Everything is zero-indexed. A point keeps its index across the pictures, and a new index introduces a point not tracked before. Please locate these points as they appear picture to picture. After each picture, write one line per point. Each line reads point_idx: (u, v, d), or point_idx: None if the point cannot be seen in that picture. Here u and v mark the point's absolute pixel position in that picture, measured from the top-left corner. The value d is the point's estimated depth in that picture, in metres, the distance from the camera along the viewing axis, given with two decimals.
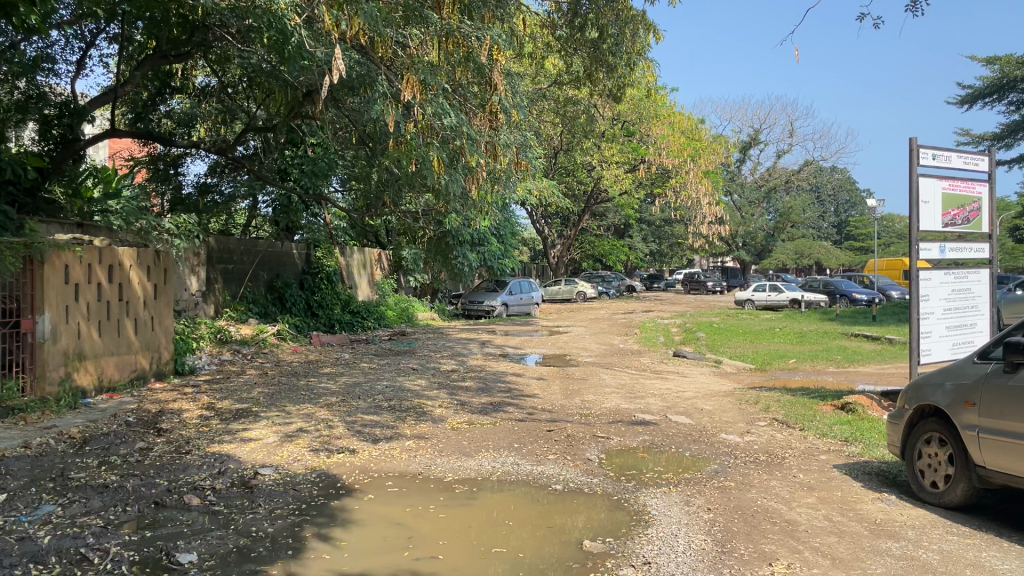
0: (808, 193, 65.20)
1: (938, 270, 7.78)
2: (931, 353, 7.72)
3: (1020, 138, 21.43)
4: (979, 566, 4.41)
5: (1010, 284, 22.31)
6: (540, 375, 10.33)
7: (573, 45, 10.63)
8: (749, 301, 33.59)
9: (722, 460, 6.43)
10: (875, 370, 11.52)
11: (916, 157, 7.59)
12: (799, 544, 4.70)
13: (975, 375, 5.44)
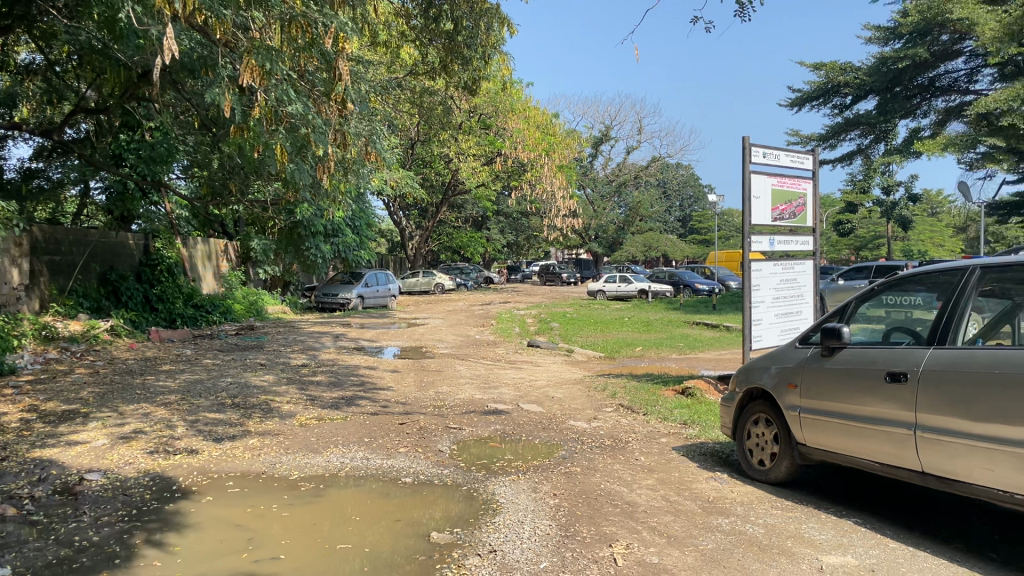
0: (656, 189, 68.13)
1: (768, 261, 8.29)
2: (762, 339, 8.23)
3: (842, 139, 23.16)
4: (799, 538, 4.74)
5: (833, 275, 24.16)
6: (393, 367, 10.25)
7: (428, 35, 10.60)
8: (601, 292, 34.66)
9: (570, 446, 6.60)
10: (713, 356, 12.17)
11: (748, 154, 8.04)
12: (637, 524, 4.90)
13: (796, 358, 5.86)
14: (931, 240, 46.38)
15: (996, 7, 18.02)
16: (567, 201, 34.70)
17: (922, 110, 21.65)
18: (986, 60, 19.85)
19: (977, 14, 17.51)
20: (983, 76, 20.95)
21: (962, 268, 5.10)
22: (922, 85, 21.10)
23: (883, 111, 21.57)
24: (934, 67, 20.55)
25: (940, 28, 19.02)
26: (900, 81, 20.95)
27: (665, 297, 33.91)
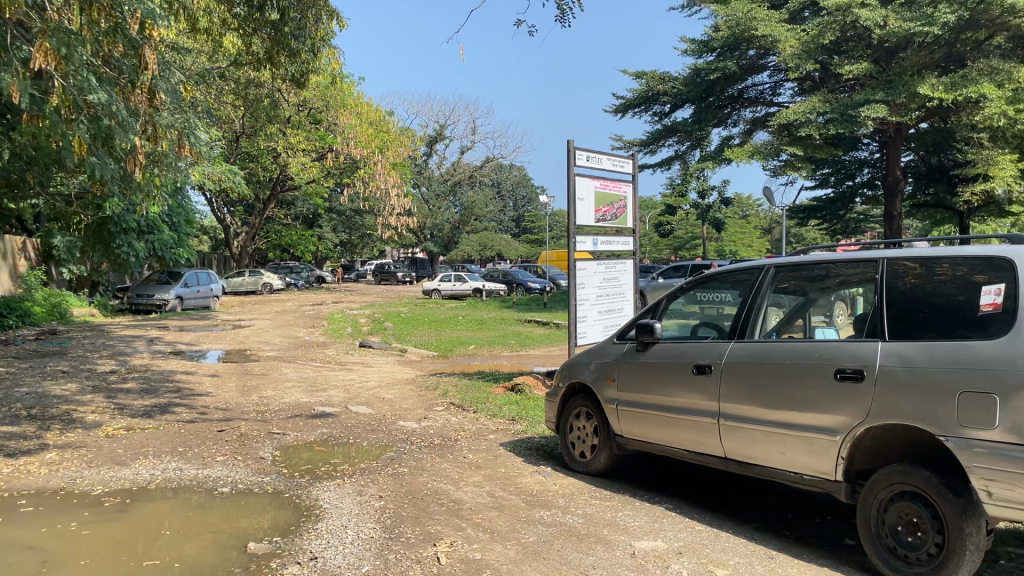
0: (490, 190, 69.11)
1: (592, 260, 8.62)
2: (586, 335, 8.53)
3: (661, 145, 24.20)
4: (615, 525, 4.95)
5: (654, 273, 25.42)
6: (214, 372, 9.77)
7: (252, 24, 10.17)
8: (435, 291, 34.69)
9: (399, 446, 6.55)
10: (543, 353, 12.50)
11: (573, 157, 8.30)
12: (461, 522, 4.94)
13: (614, 353, 6.13)
14: (742, 242, 49.99)
15: (794, 26, 19.65)
16: (400, 199, 34.52)
17: (733, 120, 23.20)
18: (787, 75, 21.59)
19: (779, 32, 18.97)
20: (784, 91, 22.78)
21: (759, 267, 5.57)
22: (732, 97, 22.71)
23: (697, 120, 22.98)
24: (742, 80, 22.09)
25: (747, 43, 20.49)
26: (712, 92, 22.43)
27: (499, 295, 34.47)
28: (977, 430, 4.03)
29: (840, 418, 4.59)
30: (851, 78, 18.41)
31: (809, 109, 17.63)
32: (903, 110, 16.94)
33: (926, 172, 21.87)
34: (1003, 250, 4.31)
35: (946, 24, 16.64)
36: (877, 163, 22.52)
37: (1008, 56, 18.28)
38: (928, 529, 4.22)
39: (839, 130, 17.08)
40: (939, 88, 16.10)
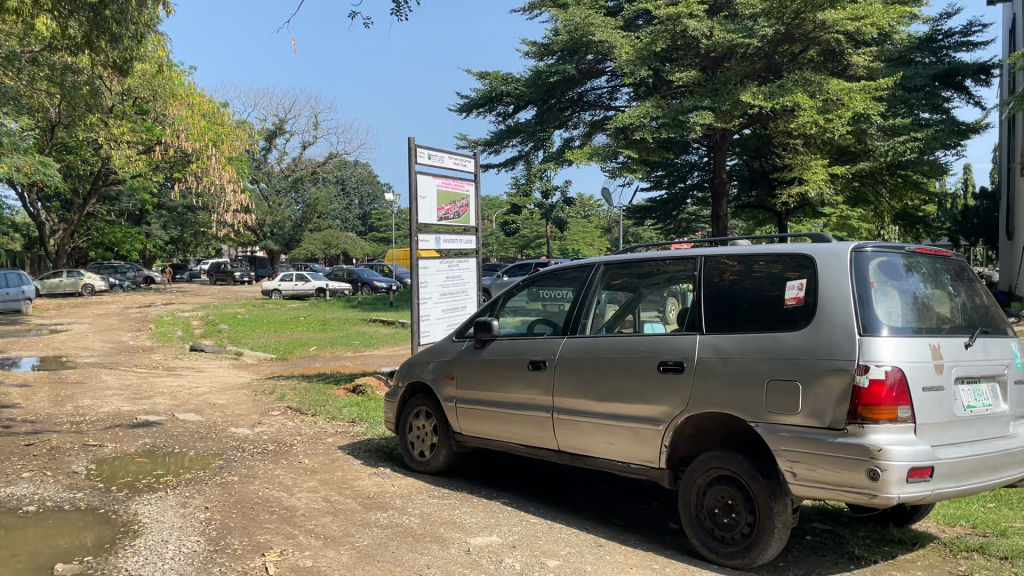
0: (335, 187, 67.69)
1: (435, 259, 8.61)
2: (430, 334, 8.50)
3: (505, 145, 24.47)
4: (451, 523, 4.95)
5: (499, 272, 25.77)
6: (22, 382, 8.98)
7: (66, 6, 9.43)
8: (277, 291, 33.59)
9: (229, 454, 6.27)
10: (386, 353, 12.37)
11: (414, 155, 8.24)
12: (293, 529, 4.78)
13: (453, 352, 6.18)
14: (585, 241, 51.71)
15: (627, 33, 20.43)
16: (237, 196, 33.17)
17: (573, 122, 23.86)
18: (623, 81, 22.46)
19: (613, 38, 19.67)
20: (621, 95, 23.67)
21: (589, 265, 5.73)
22: (572, 99, 23.37)
23: (539, 121, 23.44)
24: (581, 84, 22.79)
25: (586, 48, 21.13)
26: (553, 94, 22.96)
27: (344, 294, 33.86)
28: (783, 415, 4.38)
29: (664, 408, 4.86)
30: (681, 85, 19.33)
31: (642, 113, 18.37)
32: (727, 117, 18.04)
33: (749, 176, 23.36)
34: (805, 248, 4.66)
35: (764, 37, 17.94)
36: (706, 166, 23.93)
37: (819, 69, 19.82)
38: (741, 511, 4.51)
39: (670, 134, 17.97)
40: (759, 97, 17.29)
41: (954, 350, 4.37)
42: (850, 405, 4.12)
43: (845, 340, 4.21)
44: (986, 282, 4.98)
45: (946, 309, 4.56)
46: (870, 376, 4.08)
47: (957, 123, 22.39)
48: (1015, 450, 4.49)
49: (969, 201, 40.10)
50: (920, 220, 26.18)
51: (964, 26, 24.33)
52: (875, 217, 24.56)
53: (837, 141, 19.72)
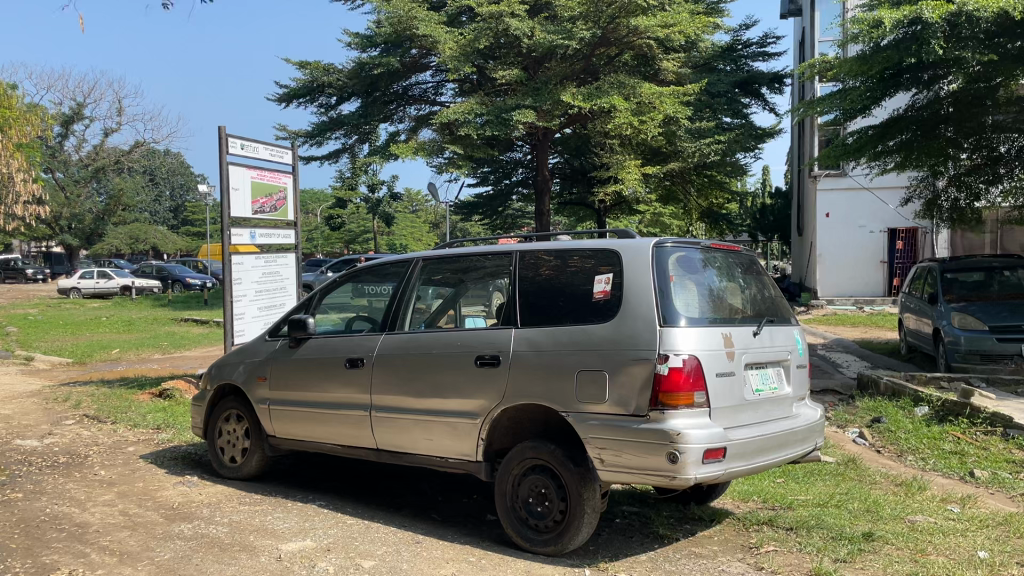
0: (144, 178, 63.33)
1: (250, 254, 8.27)
2: (245, 333, 8.15)
3: (327, 137, 23.82)
4: (262, 530, 4.75)
5: (323, 267, 25.15)
6: None
7: None
8: (75, 290, 30.99)
9: (13, 469, 5.71)
10: (198, 354, 11.74)
11: (225, 145, 7.86)
12: (85, 547, 4.41)
13: (265, 351, 5.96)
14: (412, 236, 51.66)
15: (450, 29, 20.44)
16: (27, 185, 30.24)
17: (398, 116, 23.60)
18: (447, 76, 22.52)
19: (437, 34, 19.62)
20: (445, 91, 23.73)
21: (408, 260, 5.68)
22: (397, 93, 23.11)
23: (363, 113, 23.01)
24: (405, 77, 22.60)
25: (409, 42, 21.00)
26: (377, 87, 22.60)
27: (153, 292, 31.83)
28: (591, 405, 4.54)
29: (480, 401, 4.91)
30: (504, 83, 19.61)
31: (467, 110, 18.45)
32: (548, 116, 18.57)
33: (570, 173, 24.07)
34: (611, 243, 4.85)
35: (582, 40, 18.61)
36: (530, 164, 24.52)
37: (633, 72, 20.77)
38: (554, 499, 4.64)
39: (494, 131, 18.23)
40: (578, 98, 17.92)
41: (744, 338, 4.70)
42: (652, 393, 4.33)
43: (648, 330, 4.42)
44: (773, 274, 5.41)
45: (737, 301, 4.90)
46: (669, 364, 4.31)
47: (756, 127, 24.20)
48: (798, 429, 4.90)
49: (767, 198, 43.56)
50: (724, 217, 28.16)
51: (761, 38, 26.33)
52: (685, 214, 26.15)
53: (649, 142, 20.79)
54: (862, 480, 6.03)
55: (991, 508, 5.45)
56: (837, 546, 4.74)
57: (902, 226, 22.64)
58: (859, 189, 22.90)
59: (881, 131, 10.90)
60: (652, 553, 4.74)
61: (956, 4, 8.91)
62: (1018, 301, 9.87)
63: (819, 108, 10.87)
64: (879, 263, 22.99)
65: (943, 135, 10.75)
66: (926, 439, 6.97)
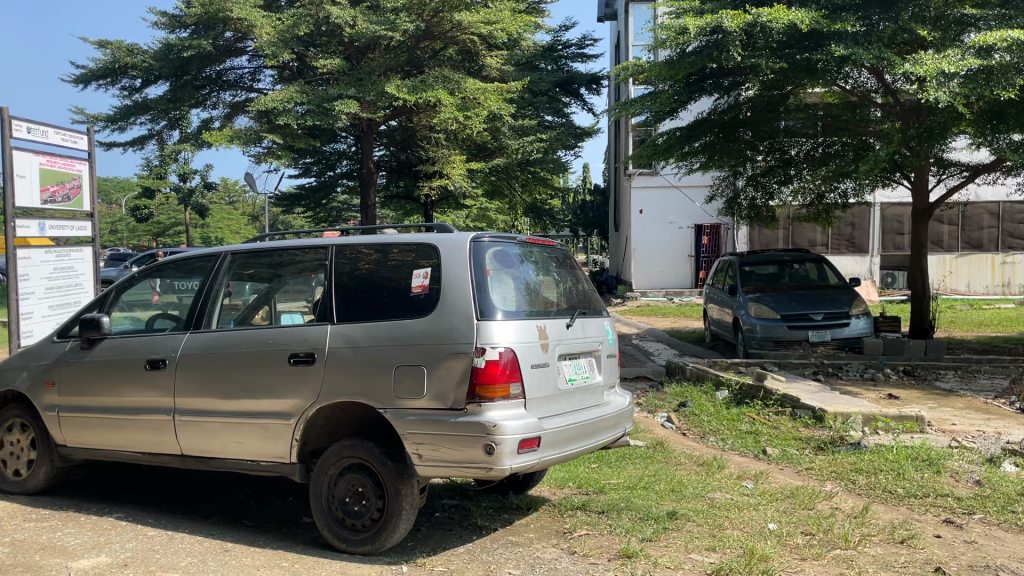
0: None
1: (39, 248, 7.59)
2: (33, 334, 7.48)
3: (132, 122, 22.18)
4: (50, 548, 4.36)
5: (128, 262, 23.45)
6: None
7: None
8: None
9: None
10: None
11: (8, 128, 7.14)
12: None
13: (54, 354, 5.52)
14: (229, 228, 49.32)
15: (269, 14, 19.62)
16: None
17: (211, 102, 22.37)
18: (265, 62, 21.66)
19: (253, 18, 18.76)
20: (263, 78, 22.80)
21: (216, 254, 5.43)
22: (210, 78, 21.91)
23: (173, 97, 21.60)
24: (219, 61, 21.47)
25: (223, 24, 20.04)
26: (187, 70, 21.30)
27: None
28: (407, 400, 4.50)
29: (293, 401, 4.75)
30: (326, 72, 19.13)
31: (286, 98, 17.81)
32: (372, 107, 18.28)
33: (396, 167, 23.87)
34: (428, 237, 4.84)
35: (405, 32, 18.44)
36: (354, 156, 24.09)
37: (457, 67, 20.89)
38: (371, 497, 4.58)
39: (315, 121, 17.70)
40: (403, 90, 17.75)
41: (558, 330, 4.84)
42: (468, 386, 4.36)
43: (464, 324, 4.45)
44: (586, 269, 5.60)
45: (551, 294, 5.04)
46: (486, 357, 4.36)
47: (576, 126, 25.07)
48: (607, 416, 5.11)
49: (586, 195, 45.30)
50: (547, 212, 29.01)
51: (580, 40, 27.28)
52: (510, 209, 26.63)
53: (474, 138, 21.04)
54: (668, 462, 6.40)
55: (780, 482, 5.95)
56: (644, 526, 5.00)
57: (707, 222, 24.23)
58: (668, 187, 24.31)
59: (688, 133, 11.58)
60: (469, 544, 4.79)
61: (751, 15, 9.42)
62: (804, 292, 10.84)
63: (633, 109, 11.34)
64: (687, 257, 24.50)
65: (742, 138, 11.60)
66: (725, 421, 7.51)
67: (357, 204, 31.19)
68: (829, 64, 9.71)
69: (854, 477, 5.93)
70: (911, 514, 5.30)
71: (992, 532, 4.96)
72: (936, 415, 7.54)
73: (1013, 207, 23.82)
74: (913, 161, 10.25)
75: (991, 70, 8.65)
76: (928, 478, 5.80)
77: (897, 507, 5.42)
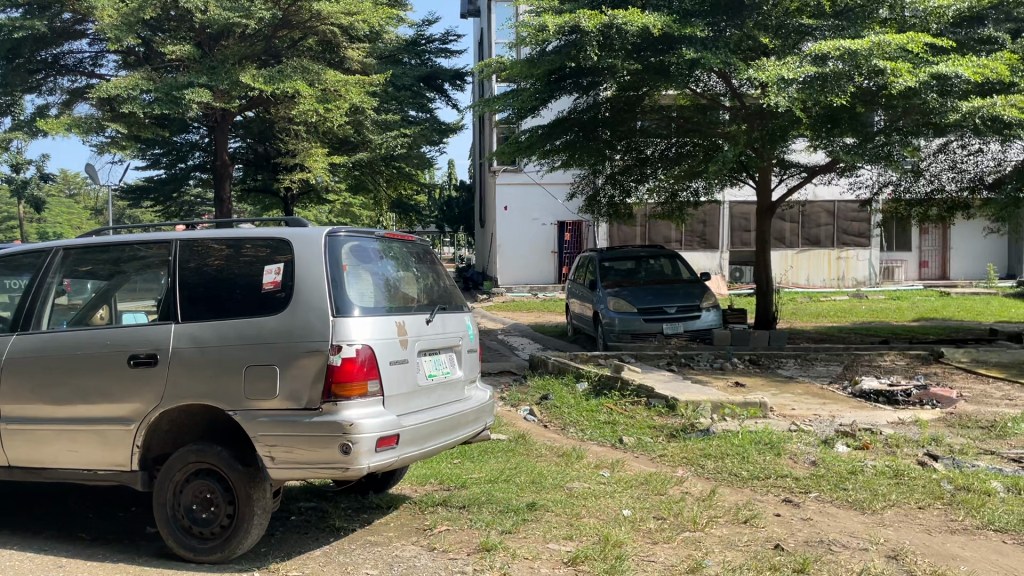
0: None
1: None
2: None
3: None
4: None
5: None
6: None
7: None
8: None
9: None
10: None
11: None
12: None
13: None
14: (69, 223, 46.00)
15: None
16: None
17: (47, 88, 20.74)
18: (108, 46, 20.38)
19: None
20: (106, 63, 21.44)
21: (47, 249, 5.14)
22: (45, 61, 20.36)
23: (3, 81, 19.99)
24: (56, 44, 20.02)
25: (59, 4, 18.68)
26: (19, 52, 19.71)
27: None
28: (258, 400, 4.34)
29: (135, 405, 4.52)
30: (175, 59, 18.17)
31: (131, 85, 16.80)
32: (226, 97, 17.53)
33: (254, 160, 23.03)
34: (281, 232, 4.68)
35: (260, 19, 17.79)
36: (208, 148, 23.03)
37: (316, 58, 20.38)
38: (220, 503, 4.39)
39: (163, 110, 16.76)
40: (258, 80, 17.13)
41: (417, 326, 4.79)
42: (323, 384, 4.25)
43: (319, 321, 4.33)
44: (447, 265, 5.58)
45: (411, 290, 4.99)
46: (342, 355, 4.26)
47: (440, 122, 25.07)
48: (468, 411, 5.12)
49: (451, 191, 45.39)
50: (412, 208, 28.81)
51: (443, 34, 27.27)
52: (374, 204, 26.26)
53: (336, 132, 20.60)
54: (529, 454, 6.50)
55: (635, 469, 6.16)
56: (504, 519, 5.04)
57: (569, 219, 24.76)
58: (531, 184, 24.61)
59: (548, 132, 11.78)
60: (327, 547, 4.68)
61: (607, 17, 9.63)
62: (660, 286, 11.27)
63: (495, 106, 11.44)
64: (550, 253, 24.97)
65: (600, 137, 11.92)
66: (585, 412, 7.70)
67: (213, 197, 29.88)
68: (681, 68, 10.19)
69: (703, 462, 6.22)
70: (754, 495, 5.62)
71: (826, 509, 5.33)
72: (778, 401, 8.03)
73: (846, 207, 25.72)
74: (758, 162, 10.83)
75: (826, 78, 9.28)
76: (769, 460, 6.16)
77: (741, 489, 5.72)
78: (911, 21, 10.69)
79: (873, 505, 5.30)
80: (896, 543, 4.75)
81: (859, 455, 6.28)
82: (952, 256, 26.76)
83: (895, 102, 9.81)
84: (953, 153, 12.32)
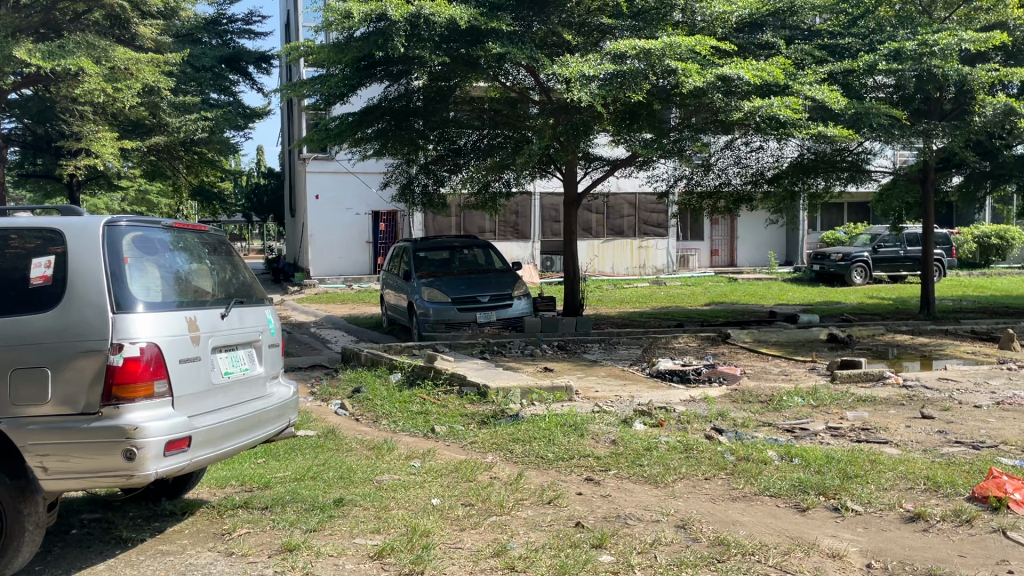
0: None
1: None
2: None
3: None
4: None
5: None
6: None
7: None
8: None
9: None
10: None
11: None
12: None
13: None
14: None
15: None
16: None
17: None
18: None
19: None
20: None
21: None
22: None
23: None
24: None
25: None
26: None
27: None
28: (28, 407, 3.97)
29: None
30: None
31: None
32: None
33: (32, 142, 20.94)
34: (52, 222, 4.28)
35: None
36: None
37: (104, 33, 18.84)
38: None
39: None
40: (35, 55, 15.59)
41: (211, 321, 4.54)
42: (104, 387, 3.94)
43: (96, 318, 4.00)
44: (245, 257, 5.32)
45: (205, 283, 4.73)
46: (124, 354, 3.98)
47: (243, 106, 24.17)
48: (269, 408, 4.93)
49: (257, 177, 43.48)
50: (217, 196, 27.42)
51: (246, 15, 26.10)
52: (173, 191, 24.71)
53: (128, 114, 18.98)
54: (338, 449, 6.37)
55: (445, 458, 6.20)
56: (309, 517, 4.91)
57: (384, 209, 24.61)
58: (343, 172, 24.19)
59: (359, 120, 11.53)
60: (112, 560, 4.36)
61: (414, 7, 9.61)
62: (473, 275, 11.42)
63: (304, 90, 11.09)
64: (364, 243, 24.62)
65: (413, 126, 11.88)
66: (397, 403, 7.66)
67: None
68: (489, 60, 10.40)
69: (511, 446, 6.37)
70: (558, 475, 5.83)
71: (624, 485, 5.62)
72: (583, 384, 8.38)
73: (646, 199, 27.28)
74: (565, 154, 11.22)
75: (624, 75, 9.70)
76: (573, 441, 6.42)
77: (547, 471, 5.92)
78: (701, 25, 11.40)
79: (665, 479, 5.66)
80: (684, 513, 5.10)
81: (654, 431, 6.68)
82: (739, 244, 29.18)
83: (687, 100, 10.48)
84: (737, 149, 13.33)
